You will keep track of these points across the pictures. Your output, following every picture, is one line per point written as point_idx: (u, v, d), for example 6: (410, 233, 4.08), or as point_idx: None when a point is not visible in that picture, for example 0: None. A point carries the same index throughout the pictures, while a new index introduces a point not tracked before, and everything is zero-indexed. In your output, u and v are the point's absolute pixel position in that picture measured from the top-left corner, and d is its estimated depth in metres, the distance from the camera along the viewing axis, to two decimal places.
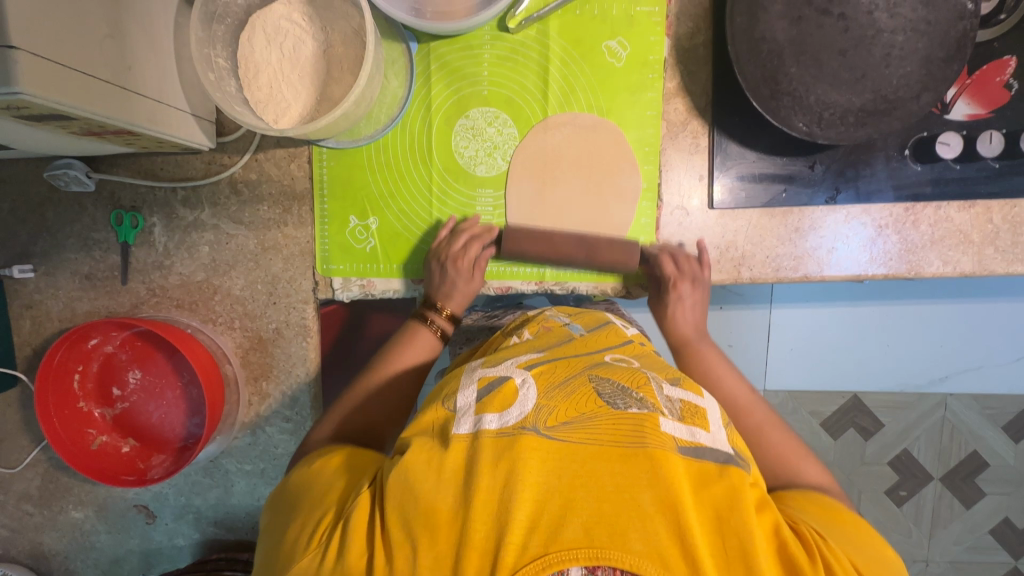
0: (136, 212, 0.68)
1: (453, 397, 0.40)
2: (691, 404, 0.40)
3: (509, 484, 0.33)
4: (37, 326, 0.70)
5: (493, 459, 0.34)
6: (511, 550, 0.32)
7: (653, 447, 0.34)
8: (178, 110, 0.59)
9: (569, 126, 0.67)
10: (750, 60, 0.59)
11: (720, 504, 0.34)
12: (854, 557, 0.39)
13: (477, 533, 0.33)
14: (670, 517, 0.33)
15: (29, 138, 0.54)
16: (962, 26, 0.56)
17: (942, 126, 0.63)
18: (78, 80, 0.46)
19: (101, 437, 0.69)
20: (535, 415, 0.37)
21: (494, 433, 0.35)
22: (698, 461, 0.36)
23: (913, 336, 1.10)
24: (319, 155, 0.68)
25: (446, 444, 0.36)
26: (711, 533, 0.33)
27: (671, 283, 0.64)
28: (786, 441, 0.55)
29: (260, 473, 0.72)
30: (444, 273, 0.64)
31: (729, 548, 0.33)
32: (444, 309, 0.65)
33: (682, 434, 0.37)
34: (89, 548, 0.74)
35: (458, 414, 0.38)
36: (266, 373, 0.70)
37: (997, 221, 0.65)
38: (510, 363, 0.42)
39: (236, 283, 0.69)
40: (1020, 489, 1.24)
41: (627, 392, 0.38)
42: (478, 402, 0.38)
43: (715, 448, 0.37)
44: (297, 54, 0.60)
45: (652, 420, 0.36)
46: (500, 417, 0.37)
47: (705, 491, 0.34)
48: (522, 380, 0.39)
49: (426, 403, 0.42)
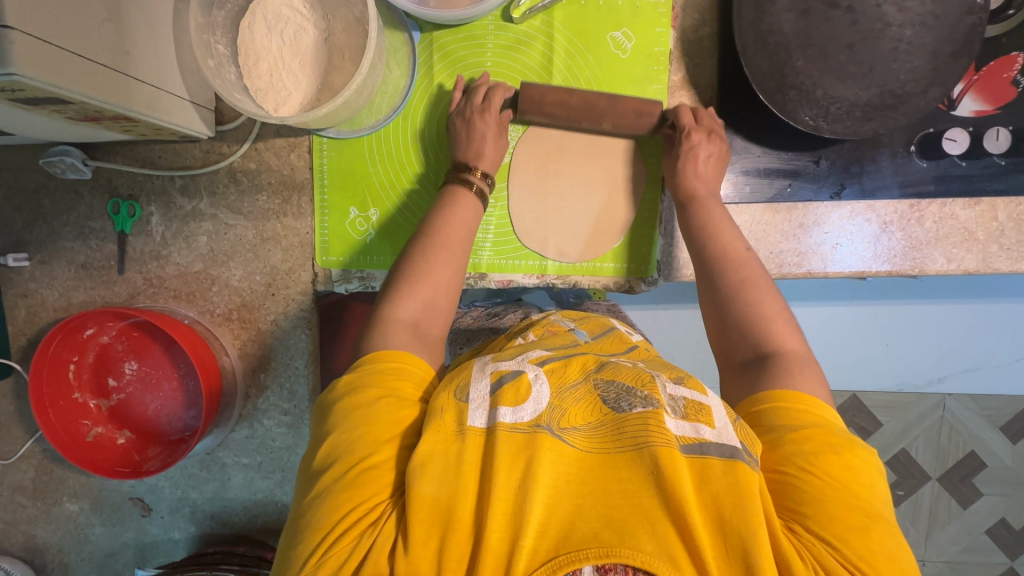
0: (133, 201, 0.67)
1: (465, 388, 0.40)
2: (696, 402, 0.39)
3: (523, 486, 0.33)
4: (32, 315, 0.69)
5: (509, 458, 0.34)
6: (523, 554, 0.31)
7: (657, 446, 0.34)
8: (177, 96, 0.58)
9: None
10: (757, 52, 0.58)
11: (725, 501, 0.33)
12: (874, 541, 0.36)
13: (493, 535, 0.32)
14: (677, 518, 0.32)
15: (25, 123, 0.53)
16: (971, 20, 0.56)
17: (948, 122, 0.63)
18: (74, 62, 0.45)
19: (96, 429, 0.68)
20: (548, 415, 0.37)
21: (510, 427, 0.35)
22: (699, 458, 0.34)
23: (914, 336, 1.10)
24: (319, 145, 0.67)
25: (461, 434, 0.36)
26: (717, 534, 0.32)
27: (685, 134, 0.61)
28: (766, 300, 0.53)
29: (257, 466, 0.71)
30: (469, 129, 0.62)
31: (731, 548, 0.32)
32: (478, 168, 0.61)
33: (684, 432, 0.36)
34: (84, 541, 0.73)
35: (472, 403, 0.38)
36: (263, 365, 0.69)
37: (1002, 218, 0.64)
38: (521, 358, 0.43)
39: (234, 274, 0.68)
40: (1017, 490, 1.24)
41: (632, 393, 0.38)
42: (491, 394, 0.38)
43: (721, 444, 0.35)
44: (298, 41, 0.59)
45: (656, 418, 0.35)
46: (515, 411, 0.36)
47: (710, 488, 0.33)
48: (535, 376, 0.39)
49: (436, 393, 0.42)
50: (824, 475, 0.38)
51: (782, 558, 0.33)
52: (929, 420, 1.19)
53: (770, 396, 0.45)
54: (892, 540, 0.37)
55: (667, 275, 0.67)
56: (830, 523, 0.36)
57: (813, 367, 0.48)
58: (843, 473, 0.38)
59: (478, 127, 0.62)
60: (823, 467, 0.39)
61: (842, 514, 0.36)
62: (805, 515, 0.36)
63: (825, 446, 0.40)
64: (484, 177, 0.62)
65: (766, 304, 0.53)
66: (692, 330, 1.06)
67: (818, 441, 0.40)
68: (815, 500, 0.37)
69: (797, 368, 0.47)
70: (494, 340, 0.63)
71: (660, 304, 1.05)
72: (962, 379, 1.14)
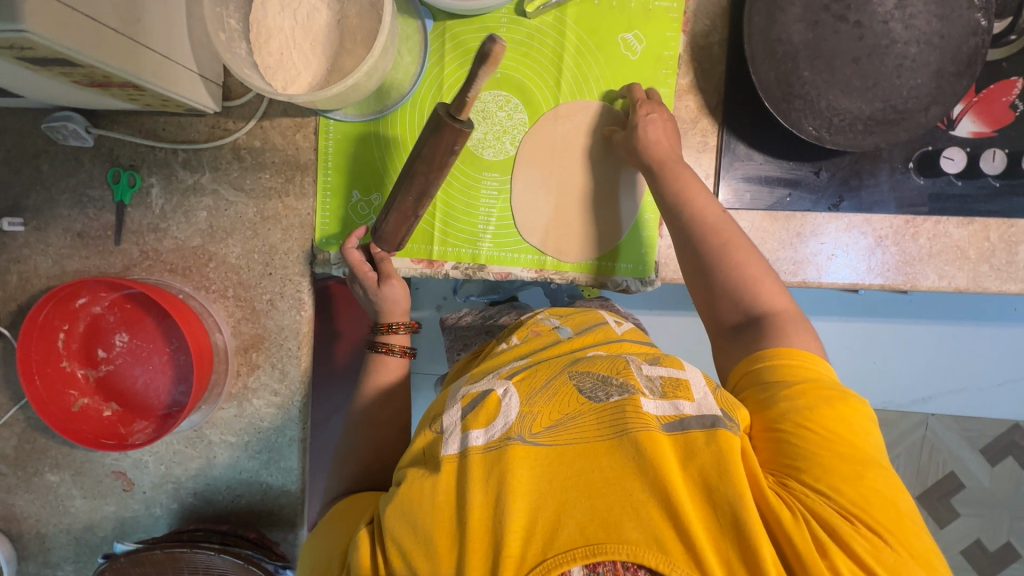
0: (133, 171, 0.67)
1: (440, 418, 0.42)
2: (673, 378, 0.41)
3: (499, 497, 0.35)
4: (24, 282, 0.68)
5: (484, 475, 0.36)
6: (510, 561, 0.33)
7: (636, 431, 0.36)
8: (185, 69, 0.58)
9: (582, 114, 0.67)
10: (765, 60, 0.59)
11: (709, 474, 0.35)
12: (864, 497, 0.38)
13: (476, 547, 0.34)
14: (661, 500, 0.34)
15: (29, 84, 0.53)
16: (974, 42, 0.57)
17: (946, 141, 0.64)
18: (86, 25, 0.45)
19: (82, 399, 0.67)
20: (519, 424, 0.38)
21: (481, 449, 0.37)
22: (682, 434, 0.37)
23: (903, 354, 1.11)
24: (325, 126, 0.67)
25: (436, 468, 0.38)
26: (702, 507, 0.35)
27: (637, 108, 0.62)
28: (751, 262, 0.55)
29: (244, 445, 0.70)
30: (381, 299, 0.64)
31: (720, 519, 0.34)
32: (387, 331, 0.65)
33: (664, 410, 0.38)
34: (63, 512, 0.72)
35: (445, 434, 0.40)
36: (256, 344, 0.69)
37: (994, 239, 0.65)
38: (493, 376, 0.44)
39: (232, 251, 0.68)
40: (994, 511, 1.26)
41: (608, 382, 0.40)
42: (463, 419, 0.40)
43: (702, 415, 0.38)
44: (310, 22, 0.59)
45: (633, 404, 0.38)
46: (486, 431, 0.38)
47: (692, 464, 0.36)
48: (504, 392, 0.41)
49: (417, 433, 0.44)
50: (822, 430, 0.41)
51: (768, 512, 0.36)
52: (912, 438, 1.21)
53: (773, 353, 0.48)
54: (889, 483, 0.40)
55: (662, 276, 0.68)
56: (831, 478, 0.39)
57: (803, 325, 0.51)
58: (840, 424, 0.42)
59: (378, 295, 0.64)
60: (820, 420, 0.42)
61: (841, 468, 0.39)
62: (795, 473, 0.39)
63: (819, 400, 0.43)
64: (402, 329, 0.65)
65: (750, 267, 0.55)
66: (683, 338, 1.11)
67: (813, 395, 0.43)
68: (813, 457, 0.40)
69: (790, 326, 0.50)
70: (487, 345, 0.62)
71: (656, 310, 1.11)
72: (947, 400, 1.16)
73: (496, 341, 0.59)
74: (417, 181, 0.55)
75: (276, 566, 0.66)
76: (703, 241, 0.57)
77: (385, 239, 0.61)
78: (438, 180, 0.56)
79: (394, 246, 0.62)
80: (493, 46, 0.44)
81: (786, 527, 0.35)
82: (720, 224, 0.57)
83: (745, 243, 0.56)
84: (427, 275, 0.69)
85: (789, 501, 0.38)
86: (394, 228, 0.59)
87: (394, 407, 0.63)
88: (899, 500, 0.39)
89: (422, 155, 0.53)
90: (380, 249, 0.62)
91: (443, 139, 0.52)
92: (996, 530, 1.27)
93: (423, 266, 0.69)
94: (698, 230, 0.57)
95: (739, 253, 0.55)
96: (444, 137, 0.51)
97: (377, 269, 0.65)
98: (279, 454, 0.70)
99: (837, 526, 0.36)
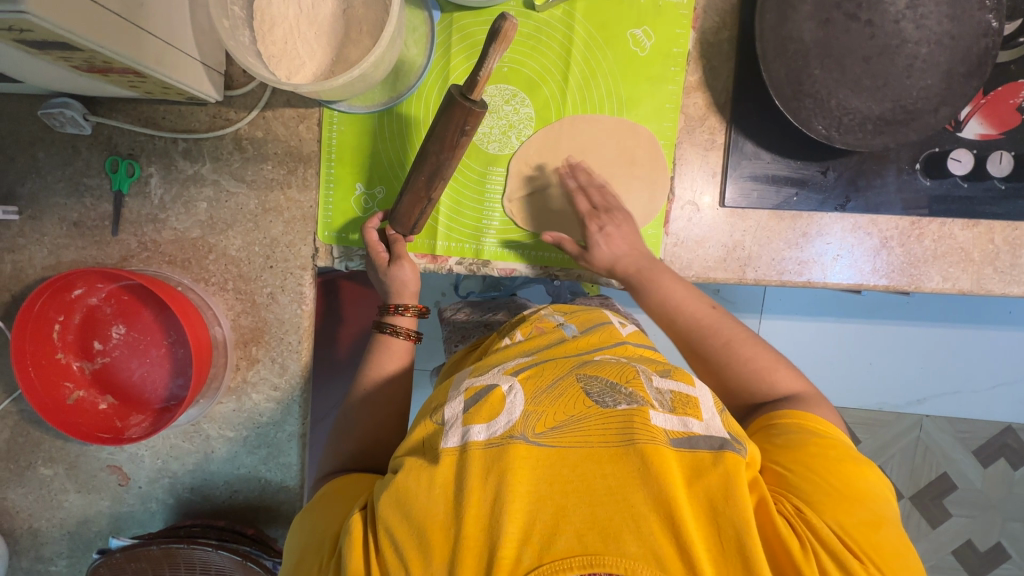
0: (132, 160, 0.66)
1: (441, 410, 0.42)
2: (682, 394, 0.41)
3: (498, 498, 0.35)
4: (18, 271, 0.67)
5: (484, 471, 0.36)
6: (505, 564, 0.33)
7: (642, 444, 0.36)
8: (188, 56, 0.57)
9: (583, 124, 0.67)
10: (776, 57, 0.59)
11: (715, 495, 0.35)
12: (870, 547, 0.37)
13: (471, 545, 0.34)
14: (664, 514, 0.34)
15: (27, 66, 0.51)
16: (985, 43, 0.57)
17: (954, 143, 0.64)
18: (88, 7, 0.44)
19: (77, 392, 0.66)
20: (523, 422, 0.38)
21: (483, 445, 0.37)
22: (690, 452, 0.36)
23: (898, 355, 1.12)
24: (330, 117, 0.66)
25: (436, 460, 0.38)
26: (708, 526, 0.34)
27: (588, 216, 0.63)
28: (757, 351, 0.56)
29: (242, 440, 0.69)
30: (392, 277, 0.63)
31: (724, 538, 0.34)
32: (399, 314, 0.63)
33: (673, 425, 0.38)
34: (56, 507, 0.71)
35: (447, 426, 0.39)
36: (256, 338, 0.68)
37: (998, 241, 0.65)
38: (498, 371, 0.44)
39: (233, 244, 0.67)
40: (984, 513, 1.27)
41: (616, 389, 0.40)
42: (465, 413, 0.39)
43: (710, 436, 0.38)
44: (316, 10, 0.58)
45: (641, 415, 0.37)
46: (488, 427, 0.38)
47: (699, 483, 0.35)
48: (509, 388, 0.41)
49: (417, 420, 0.44)
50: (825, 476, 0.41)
51: (771, 539, 0.36)
52: (907, 439, 1.20)
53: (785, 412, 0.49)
54: (893, 531, 0.39)
55: None
56: (833, 512, 0.39)
57: (825, 402, 0.53)
58: (848, 477, 0.41)
59: (393, 272, 0.63)
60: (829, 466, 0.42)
61: (838, 505, 0.39)
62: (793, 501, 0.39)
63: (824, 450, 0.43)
64: (412, 311, 0.64)
65: (760, 359, 0.55)
66: None
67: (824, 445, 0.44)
68: (814, 494, 0.40)
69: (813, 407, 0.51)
70: (486, 340, 0.61)
71: None
72: (942, 402, 1.17)
73: (496, 337, 0.58)
74: (430, 160, 0.54)
75: (274, 564, 0.66)
76: (698, 333, 0.58)
77: (398, 222, 0.60)
78: (451, 159, 0.54)
79: (409, 229, 0.61)
80: (503, 24, 0.42)
81: (793, 556, 0.35)
82: (713, 321, 0.58)
83: (739, 328, 0.57)
84: (431, 269, 0.69)
85: (788, 521, 0.37)
86: (408, 210, 0.59)
87: (396, 402, 0.62)
88: (904, 550, 0.38)
89: (435, 133, 0.52)
90: (394, 230, 0.62)
91: (453, 118, 0.49)
92: (987, 532, 1.27)
93: (427, 261, 0.68)
94: (690, 333, 0.58)
95: (735, 343, 0.56)
96: (455, 116, 0.49)
97: (389, 249, 0.64)
98: (278, 450, 0.69)
99: (839, 558, 0.36)
